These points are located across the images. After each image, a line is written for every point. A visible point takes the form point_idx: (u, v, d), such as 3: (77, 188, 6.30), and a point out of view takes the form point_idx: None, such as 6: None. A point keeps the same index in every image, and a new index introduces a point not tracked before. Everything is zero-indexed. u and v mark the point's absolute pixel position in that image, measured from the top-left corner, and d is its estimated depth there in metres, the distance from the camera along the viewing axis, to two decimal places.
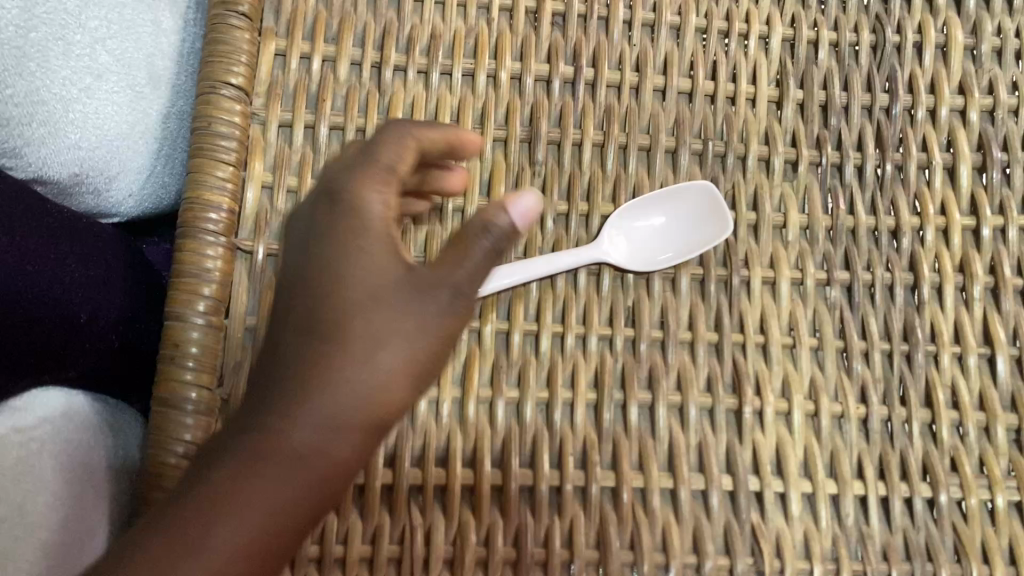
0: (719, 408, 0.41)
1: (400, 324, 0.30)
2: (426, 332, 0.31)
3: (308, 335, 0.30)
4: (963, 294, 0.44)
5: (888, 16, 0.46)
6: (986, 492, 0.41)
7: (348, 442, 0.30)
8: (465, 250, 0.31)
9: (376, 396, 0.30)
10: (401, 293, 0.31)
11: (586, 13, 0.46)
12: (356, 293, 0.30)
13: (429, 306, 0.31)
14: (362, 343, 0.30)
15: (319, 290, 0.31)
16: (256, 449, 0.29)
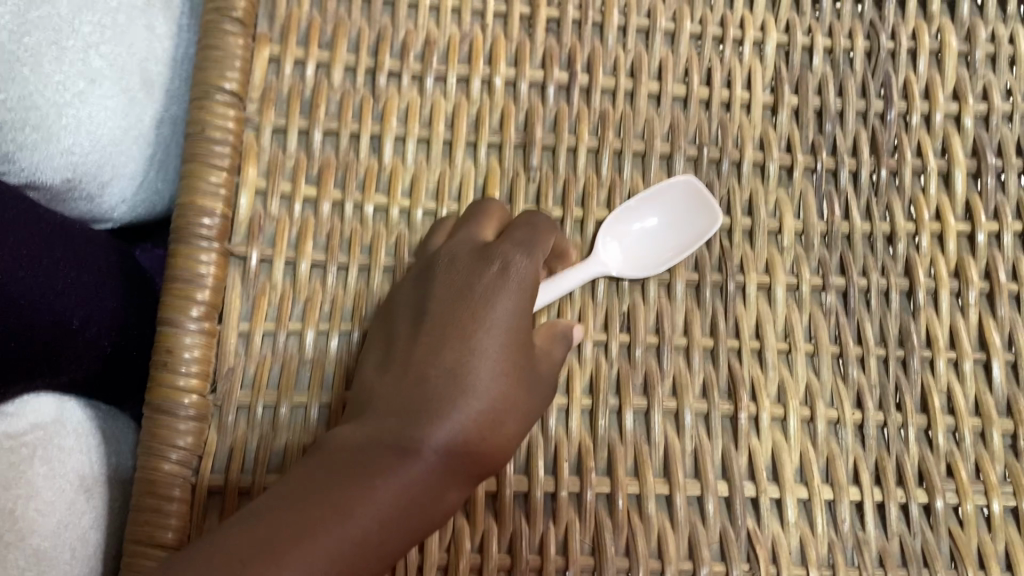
0: (714, 413, 0.41)
1: (519, 396, 0.36)
2: (531, 408, 0.37)
3: (447, 381, 0.35)
4: (959, 299, 0.44)
5: (882, 23, 0.47)
6: (982, 497, 0.41)
7: (450, 491, 0.34)
8: (553, 347, 0.39)
9: (488, 457, 0.35)
10: (527, 369, 0.37)
11: (581, 19, 0.46)
12: (495, 355, 0.36)
13: (538, 389, 0.37)
14: (500, 402, 0.35)
15: (469, 341, 0.36)
16: (387, 473, 0.32)
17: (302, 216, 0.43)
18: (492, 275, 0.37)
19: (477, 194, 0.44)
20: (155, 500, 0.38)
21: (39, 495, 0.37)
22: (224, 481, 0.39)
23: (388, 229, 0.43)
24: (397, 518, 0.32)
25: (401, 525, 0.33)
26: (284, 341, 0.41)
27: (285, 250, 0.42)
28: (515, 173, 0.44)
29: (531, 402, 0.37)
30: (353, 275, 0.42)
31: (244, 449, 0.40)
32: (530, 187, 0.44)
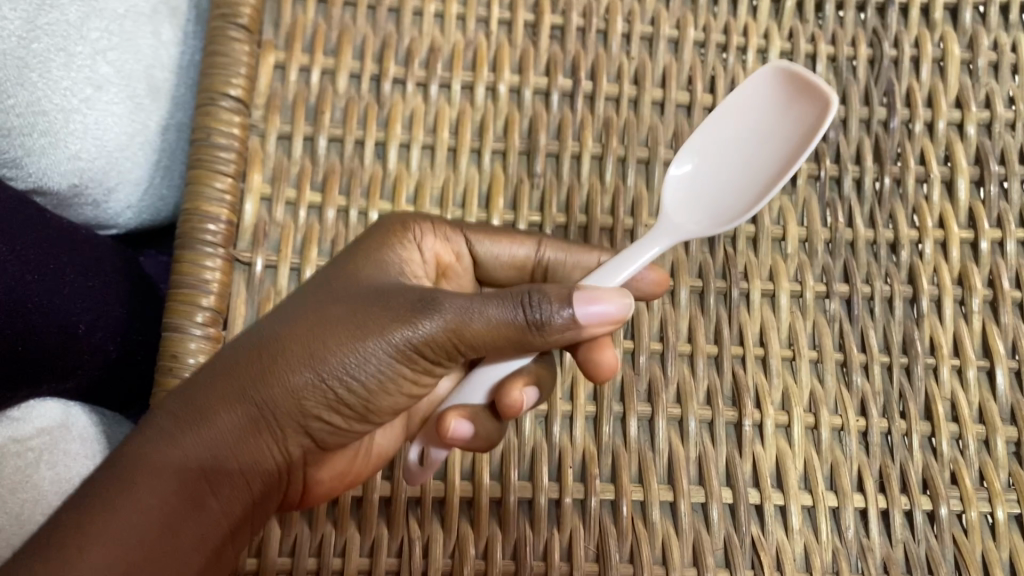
0: (719, 420, 0.41)
1: (339, 328, 0.32)
2: (363, 338, 0.32)
3: (269, 322, 0.34)
4: (962, 307, 0.44)
5: (885, 31, 0.47)
6: (986, 505, 0.41)
7: (240, 420, 0.33)
8: (476, 301, 0.32)
9: (287, 386, 0.33)
10: (367, 299, 0.33)
11: (584, 26, 0.46)
12: (317, 307, 0.33)
13: (383, 319, 0.32)
14: (307, 348, 0.32)
15: (303, 304, 0.34)
16: (171, 425, 0.32)
17: (307, 222, 0.43)
18: (374, 235, 0.36)
19: (482, 201, 0.44)
20: None
21: (45, 499, 0.38)
22: None
23: None
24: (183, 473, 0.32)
25: (192, 470, 0.32)
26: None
27: (290, 256, 0.42)
28: (519, 179, 0.44)
29: (365, 328, 0.32)
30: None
31: None
32: (534, 194, 0.44)
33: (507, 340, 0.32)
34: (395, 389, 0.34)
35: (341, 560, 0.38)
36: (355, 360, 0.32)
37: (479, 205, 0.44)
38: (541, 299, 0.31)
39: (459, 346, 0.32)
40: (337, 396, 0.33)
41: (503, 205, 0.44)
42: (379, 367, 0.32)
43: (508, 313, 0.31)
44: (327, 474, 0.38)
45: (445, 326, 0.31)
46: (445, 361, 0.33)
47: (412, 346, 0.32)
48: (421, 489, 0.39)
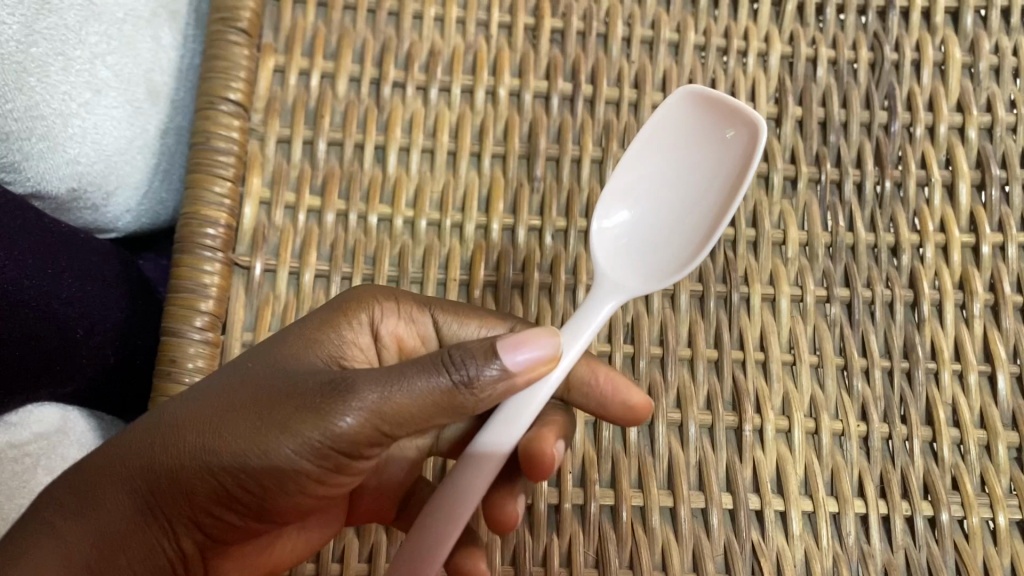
0: (718, 425, 0.41)
1: (251, 420, 0.31)
2: (265, 430, 0.30)
3: (173, 408, 0.32)
4: (963, 311, 0.44)
5: (887, 34, 0.47)
6: (987, 510, 0.41)
7: (138, 508, 0.32)
8: (404, 384, 0.30)
9: (182, 477, 0.32)
10: (279, 382, 0.31)
11: (585, 30, 0.46)
12: (229, 396, 0.32)
13: (289, 407, 0.30)
14: (210, 440, 0.31)
15: (212, 390, 0.32)
16: (71, 503, 0.32)
17: (306, 226, 0.43)
18: (313, 321, 0.35)
19: (482, 204, 0.44)
20: None
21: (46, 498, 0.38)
22: None
23: (392, 239, 0.43)
24: (76, 554, 0.32)
25: (87, 554, 0.32)
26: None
27: (288, 260, 0.42)
28: (519, 183, 0.44)
29: (273, 418, 0.30)
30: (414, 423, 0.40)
31: None
32: (534, 198, 0.44)
33: (435, 412, 0.30)
34: (296, 484, 0.32)
35: (340, 565, 0.38)
36: (260, 453, 0.31)
37: (478, 209, 0.44)
38: (469, 360, 0.30)
39: (380, 428, 0.30)
40: (230, 490, 0.32)
41: (503, 209, 0.44)
42: (280, 462, 0.31)
43: (432, 385, 0.30)
44: (233, 565, 0.37)
45: (363, 420, 0.29)
46: (363, 452, 0.31)
47: (320, 437, 0.30)
48: None
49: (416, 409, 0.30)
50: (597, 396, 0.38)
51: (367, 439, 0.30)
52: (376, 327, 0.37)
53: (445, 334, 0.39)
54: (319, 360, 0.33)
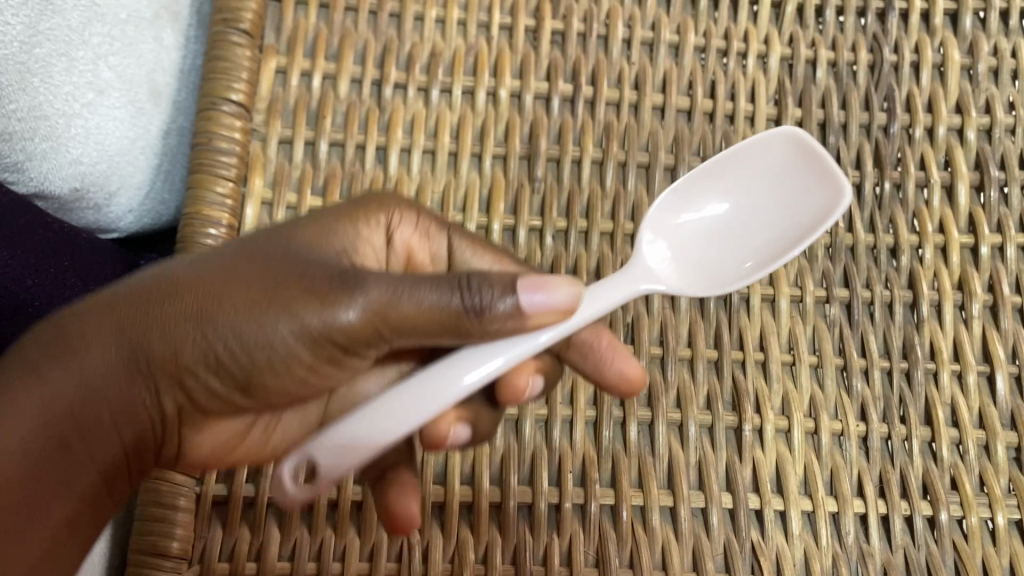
0: (718, 425, 0.41)
1: (259, 282, 0.31)
2: (266, 306, 0.31)
3: (178, 263, 0.32)
4: (962, 312, 0.44)
5: (886, 36, 0.47)
6: (986, 510, 0.41)
7: (114, 361, 0.31)
8: (415, 293, 0.30)
9: (169, 327, 0.31)
10: (286, 263, 0.31)
11: (585, 32, 0.46)
12: (232, 261, 0.32)
13: (294, 290, 0.31)
14: (207, 297, 0.31)
15: (214, 263, 0.32)
16: (21, 394, 0.30)
17: None
18: (331, 214, 0.34)
19: (482, 205, 0.44)
20: (159, 509, 0.37)
21: None
22: (228, 492, 0.39)
23: None
24: (36, 409, 0.30)
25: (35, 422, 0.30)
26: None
27: None
28: (519, 184, 0.44)
29: (276, 301, 0.31)
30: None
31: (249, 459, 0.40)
32: (534, 199, 0.44)
33: (438, 328, 0.30)
34: (286, 368, 0.32)
35: (341, 564, 0.38)
36: (257, 328, 0.31)
37: (479, 210, 0.44)
38: (483, 288, 0.30)
39: (382, 330, 0.30)
40: (217, 364, 0.32)
41: (504, 210, 0.44)
42: (275, 344, 0.31)
43: (442, 300, 0.30)
44: (203, 438, 0.36)
45: (366, 317, 0.30)
46: (359, 349, 0.31)
47: (321, 323, 0.30)
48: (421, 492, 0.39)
49: (419, 317, 0.30)
50: (591, 355, 0.37)
51: (365, 334, 0.31)
52: (390, 232, 0.37)
53: (457, 264, 0.39)
54: (331, 250, 0.33)
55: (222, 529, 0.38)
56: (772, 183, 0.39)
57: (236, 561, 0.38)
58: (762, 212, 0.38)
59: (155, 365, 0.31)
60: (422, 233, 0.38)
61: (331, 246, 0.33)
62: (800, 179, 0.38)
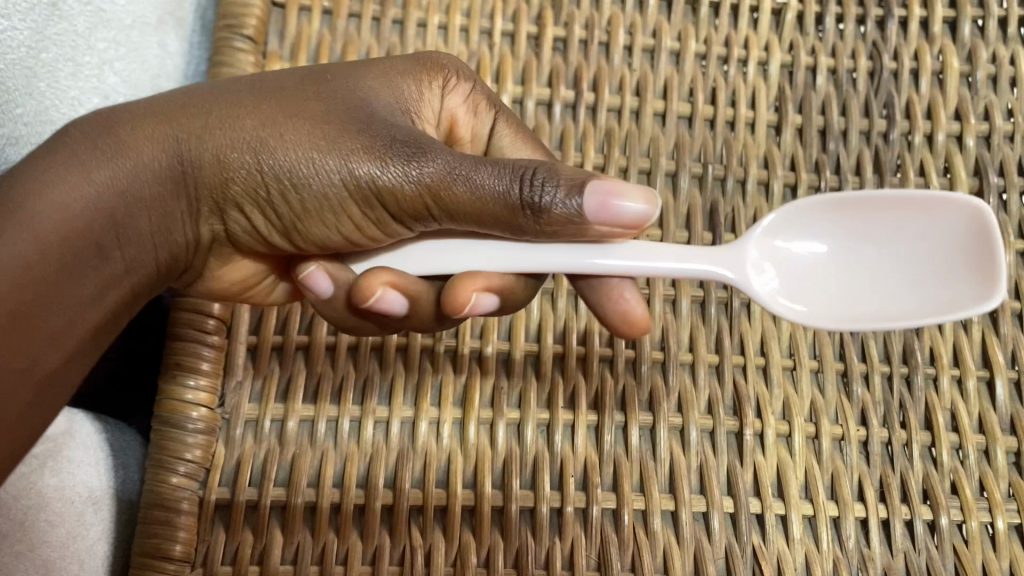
0: (719, 429, 0.41)
1: (320, 115, 0.31)
2: (323, 149, 0.31)
3: (246, 83, 0.33)
4: (962, 318, 0.44)
5: (885, 43, 0.48)
6: (986, 515, 0.41)
7: (162, 168, 0.31)
8: (477, 169, 0.30)
9: (223, 152, 0.31)
10: (353, 117, 0.32)
11: (586, 39, 0.47)
12: (300, 99, 0.32)
13: (354, 142, 0.31)
14: (272, 116, 0.31)
15: (276, 111, 0.31)
16: (67, 166, 0.30)
17: None
18: (404, 61, 0.36)
19: None
20: (162, 513, 0.38)
21: (48, 507, 0.38)
22: (230, 496, 0.39)
23: None
24: (83, 194, 0.30)
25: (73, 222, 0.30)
26: (372, 432, 0.40)
27: None
28: None
29: (335, 144, 0.31)
30: (422, 429, 0.40)
31: (252, 462, 0.40)
32: None
33: (491, 217, 0.31)
34: (334, 221, 0.32)
35: (343, 567, 0.38)
36: (307, 168, 0.31)
37: None
38: (545, 182, 0.30)
39: (432, 206, 0.31)
40: (265, 205, 0.32)
41: None
42: (324, 189, 0.31)
43: (501, 186, 0.30)
44: (227, 274, 0.37)
45: (420, 184, 0.30)
46: (405, 217, 0.32)
47: (375, 181, 0.30)
48: (422, 496, 0.39)
49: (475, 204, 0.30)
50: (599, 288, 0.37)
51: (416, 208, 0.31)
52: (445, 95, 0.38)
53: (495, 147, 0.40)
54: (393, 99, 0.34)
55: (224, 532, 0.39)
56: (906, 258, 0.36)
57: (238, 565, 0.38)
58: (879, 281, 0.36)
59: (205, 166, 0.31)
60: (471, 106, 0.39)
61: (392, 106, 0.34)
62: (940, 270, 0.35)
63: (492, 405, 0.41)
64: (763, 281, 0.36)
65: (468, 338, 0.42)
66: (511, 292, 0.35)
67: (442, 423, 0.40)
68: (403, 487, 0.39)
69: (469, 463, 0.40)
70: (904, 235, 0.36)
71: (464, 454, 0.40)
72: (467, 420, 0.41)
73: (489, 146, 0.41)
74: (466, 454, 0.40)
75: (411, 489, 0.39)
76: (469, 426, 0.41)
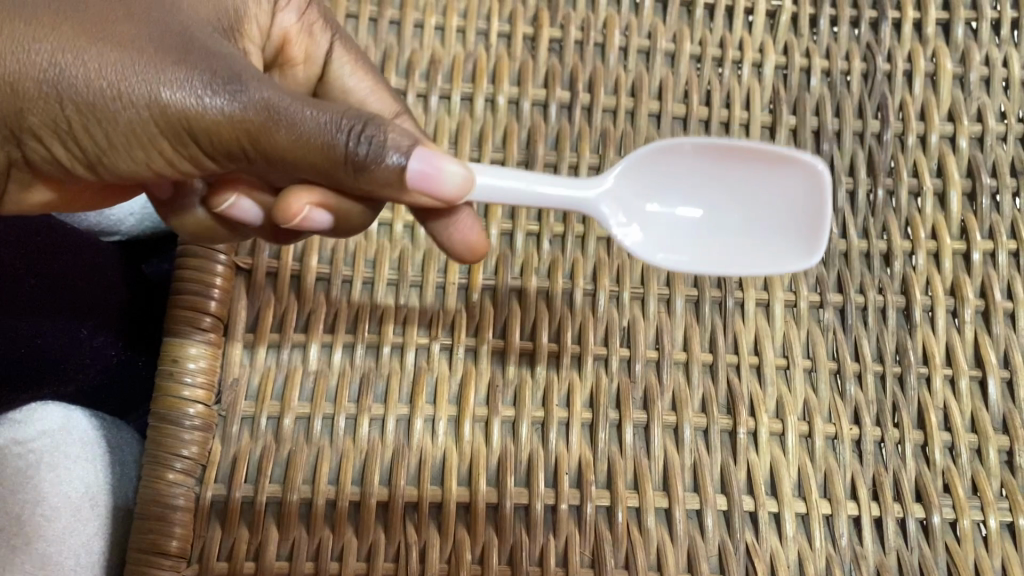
0: (713, 428, 0.42)
1: (126, 37, 0.29)
2: (137, 76, 0.28)
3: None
4: (955, 318, 0.45)
5: (879, 46, 0.48)
6: (978, 513, 0.42)
7: None
8: (301, 115, 0.28)
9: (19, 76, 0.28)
10: (169, 44, 0.29)
11: (582, 40, 0.47)
12: (110, 17, 0.29)
13: (170, 71, 0.28)
14: (83, 39, 0.28)
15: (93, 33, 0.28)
16: None
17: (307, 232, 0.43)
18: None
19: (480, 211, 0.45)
20: (159, 509, 0.38)
21: (46, 502, 0.38)
22: (226, 493, 0.39)
23: (392, 244, 0.44)
24: None
25: None
26: (367, 430, 0.40)
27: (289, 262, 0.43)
28: None
29: (148, 70, 0.28)
30: (417, 427, 0.41)
31: (248, 459, 0.40)
32: (532, 204, 0.45)
33: (308, 163, 0.29)
34: (144, 155, 0.30)
35: (338, 563, 0.39)
36: (113, 96, 0.28)
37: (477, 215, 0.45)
38: (377, 139, 0.29)
39: (250, 146, 0.29)
40: (70, 137, 0.29)
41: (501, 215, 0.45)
42: (133, 122, 0.29)
43: (325, 135, 0.28)
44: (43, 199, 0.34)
45: (237, 122, 0.28)
46: (218, 153, 0.30)
47: (186, 115, 0.28)
48: (417, 493, 0.39)
49: (294, 149, 0.29)
50: (446, 222, 0.37)
51: (231, 145, 0.29)
52: (274, 13, 0.40)
53: (332, 69, 0.41)
54: (222, 3, 0.36)
55: (220, 528, 0.39)
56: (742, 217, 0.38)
57: (234, 561, 0.38)
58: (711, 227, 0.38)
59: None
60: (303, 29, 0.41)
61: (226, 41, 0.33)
62: (766, 228, 0.38)
63: (487, 404, 0.41)
64: (626, 226, 0.38)
65: (463, 335, 0.42)
66: (346, 214, 0.34)
67: (437, 420, 0.41)
68: (397, 484, 0.39)
69: (464, 461, 0.40)
70: (743, 201, 0.38)
71: (459, 451, 0.40)
72: (462, 419, 0.41)
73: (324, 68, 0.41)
74: (461, 452, 0.40)
75: (406, 486, 0.40)
76: (464, 424, 0.41)
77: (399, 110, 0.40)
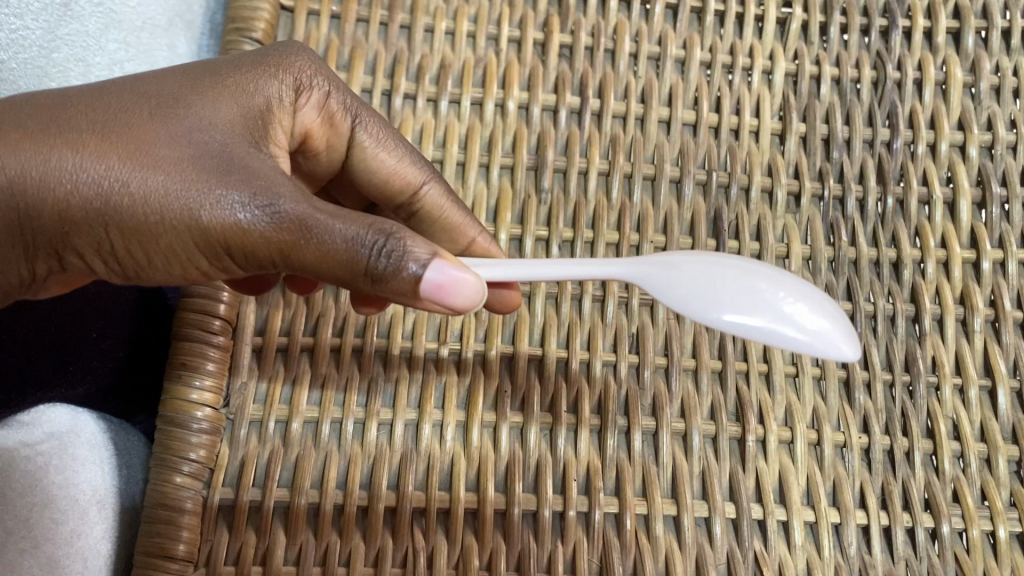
0: (722, 435, 0.42)
1: (162, 153, 0.29)
2: (176, 192, 0.29)
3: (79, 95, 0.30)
4: (964, 326, 0.45)
5: (889, 53, 0.48)
6: (987, 523, 0.42)
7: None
8: (332, 224, 0.29)
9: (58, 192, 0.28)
10: (204, 159, 0.30)
11: (592, 46, 0.47)
12: (144, 131, 0.30)
13: (207, 187, 0.29)
14: (123, 157, 0.29)
15: (130, 148, 0.29)
16: None
17: None
18: (245, 62, 0.35)
19: (489, 215, 0.45)
20: (167, 511, 0.38)
21: (55, 504, 0.38)
22: (235, 496, 0.39)
23: None
24: None
25: None
26: (376, 434, 0.40)
27: None
28: (526, 194, 0.45)
29: (188, 185, 0.29)
30: (425, 432, 0.41)
31: (255, 463, 0.40)
32: (541, 209, 0.45)
33: (333, 275, 0.30)
34: (180, 267, 0.31)
35: (346, 568, 0.38)
36: (149, 211, 0.29)
37: (486, 219, 0.45)
38: (401, 245, 0.30)
39: (283, 258, 0.30)
40: (110, 252, 0.30)
41: (510, 220, 0.44)
42: (171, 236, 0.30)
43: (351, 247, 0.29)
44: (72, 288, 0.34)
45: (273, 238, 0.29)
46: (251, 264, 0.30)
47: (224, 233, 0.29)
48: (425, 499, 0.39)
49: (323, 263, 0.30)
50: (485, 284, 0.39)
51: (264, 260, 0.30)
52: (296, 111, 0.38)
53: (360, 148, 0.41)
54: (251, 107, 0.34)
55: (228, 532, 0.39)
56: None
57: (241, 566, 0.38)
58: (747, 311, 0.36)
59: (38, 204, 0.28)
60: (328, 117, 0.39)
61: (242, 107, 0.34)
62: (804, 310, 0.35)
63: (495, 409, 0.41)
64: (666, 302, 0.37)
65: (472, 341, 0.42)
66: None
67: (445, 426, 0.41)
68: (405, 489, 0.39)
69: (471, 465, 0.40)
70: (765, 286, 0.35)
71: (467, 456, 0.40)
72: (470, 424, 0.41)
73: (351, 147, 0.41)
74: (469, 457, 0.40)
75: (414, 491, 0.39)
76: (472, 430, 0.41)
77: (429, 177, 0.41)
